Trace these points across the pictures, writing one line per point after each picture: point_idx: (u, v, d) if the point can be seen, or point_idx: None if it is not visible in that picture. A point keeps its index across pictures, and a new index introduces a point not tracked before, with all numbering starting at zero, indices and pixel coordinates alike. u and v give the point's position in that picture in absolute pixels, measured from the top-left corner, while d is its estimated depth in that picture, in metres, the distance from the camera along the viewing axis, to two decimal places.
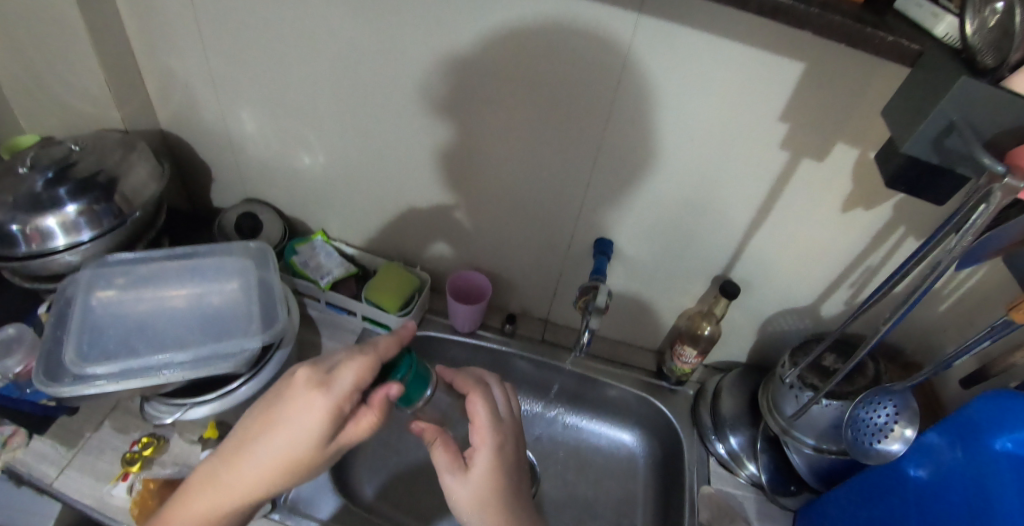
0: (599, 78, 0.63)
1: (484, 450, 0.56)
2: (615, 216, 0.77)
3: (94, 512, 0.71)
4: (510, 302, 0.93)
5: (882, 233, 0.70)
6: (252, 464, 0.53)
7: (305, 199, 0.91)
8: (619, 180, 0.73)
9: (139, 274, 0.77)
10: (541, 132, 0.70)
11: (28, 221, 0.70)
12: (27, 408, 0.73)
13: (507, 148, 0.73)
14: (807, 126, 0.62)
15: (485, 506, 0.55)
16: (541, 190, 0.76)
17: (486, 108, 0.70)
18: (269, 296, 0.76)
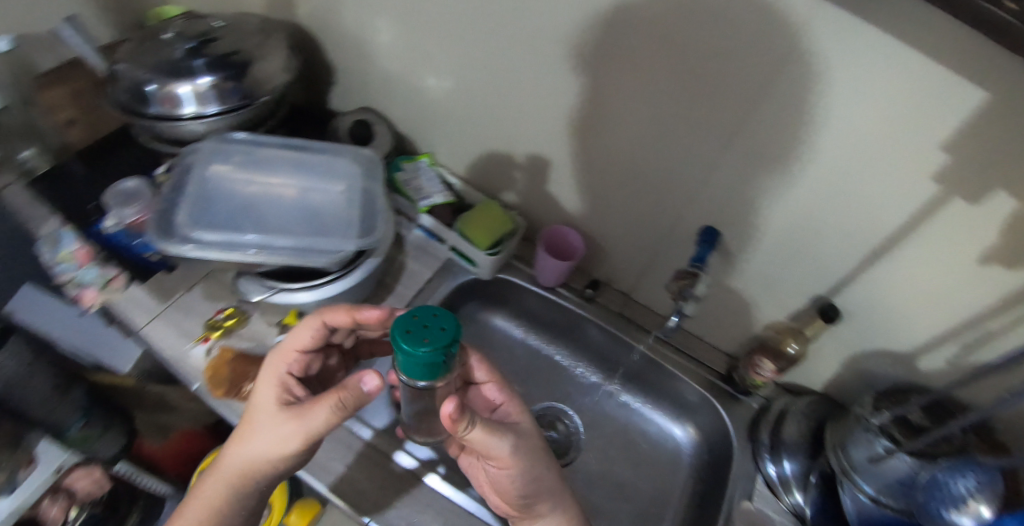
0: (754, 60, 0.59)
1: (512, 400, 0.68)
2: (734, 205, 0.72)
3: (175, 363, 0.76)
4: (595, 268, 0.91)
5: (1015, 300, 0.62)
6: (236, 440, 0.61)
7: (420, 119, 0.91)
8: (740, 170, 0.68)
9: (254, 156, 0.80)
10: (672, 102, 0.67)
11: (165, 84, 0.76)
12: (128, 257, 0.82)
13: (631, 111, 0.70)
14: (972, 164, 0.55)
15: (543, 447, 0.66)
16: (657, 163, 0.74)
17: (626, 67, 0.67)
18: (372, 204, 0.76)
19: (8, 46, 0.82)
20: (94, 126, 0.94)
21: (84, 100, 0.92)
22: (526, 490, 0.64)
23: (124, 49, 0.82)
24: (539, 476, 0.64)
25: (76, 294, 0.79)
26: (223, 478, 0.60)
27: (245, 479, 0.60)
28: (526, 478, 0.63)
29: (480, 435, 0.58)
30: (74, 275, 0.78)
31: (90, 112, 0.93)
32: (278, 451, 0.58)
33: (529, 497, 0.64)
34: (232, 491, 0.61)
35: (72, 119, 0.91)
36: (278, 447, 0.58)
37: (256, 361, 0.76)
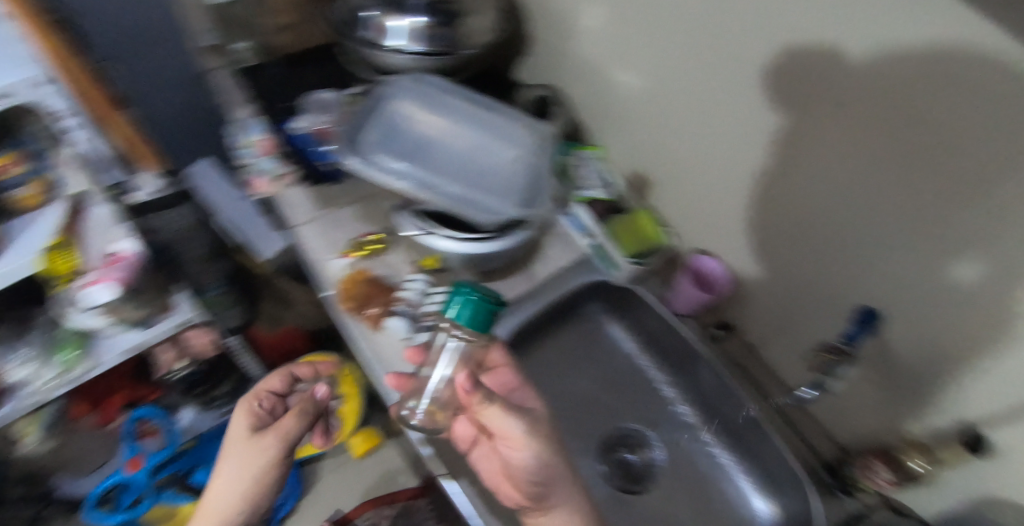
0: (968, 133, 0.50)
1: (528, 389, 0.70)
2: (975, 303, 0.57)
3: (317, 270, 0.80)
4: (727, 310, 0.88)
5: None
6: None
7: (602, 111, 0.91)
8: (982, 276, 0.55)
9: (439, 99, 0.80)
10: (884, 171, 0.59)
11: (385, 15, 0.81)
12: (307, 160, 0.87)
13: (832, 165, 0.64)
14: None
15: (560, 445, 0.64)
16: (831, 222, 0.68)
17: (823, 108, 0.61)
18: (539, 178, 0.76)
19: None
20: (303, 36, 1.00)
21: (303, 10, 0.97)
22: (540, 478, 0.61)
23: None
24: (554, 469, 0.62)
25: (250, 179, 0.87)
26: None
27: None
28: (542, 462, 0.60)
29: (491, 411, 0.61)
30: (253, 161, 0.86)
31: (302, 21, 0.98)
32: None
33: (542, 484, 0.61)
34: None
35: (286, 25, 0.97)
36: None
37: (385, 290, 0.77)
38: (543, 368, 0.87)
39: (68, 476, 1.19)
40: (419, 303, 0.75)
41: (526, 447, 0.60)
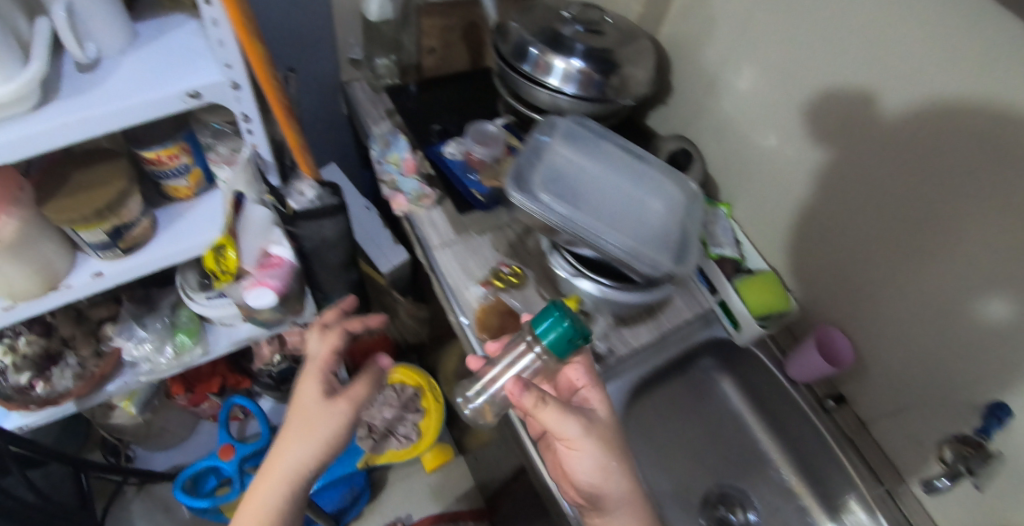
0: None
1: (597, 391, 0.68)
2: (1008, 347, 0.64)
3: (453, 295, 0.81)
4: (844, 383, 0.86)
5: None
6: (289, 442, 0.65)
7: (735, 169, 0.92)
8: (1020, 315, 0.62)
9: (595, 145, 0.82)
10: (950, 221, 0.65)
11: (545, 53, 0.82)
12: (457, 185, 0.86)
13: (971, 254, 0.64)
14: None
15: (622, 459, 0.63)
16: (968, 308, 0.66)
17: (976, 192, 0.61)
18: (686, 235, 0.78)
19: None
20: (445, 60, 1.01)
21: (449, 36, 0.99)
22: (598, 483, 0.63)
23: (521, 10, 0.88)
24: (613, 478, 0.63)
25: (390, 196, 0.88)
26: (281, 480, 0.64)
27: (295, 474, 0.64)
28: (595, 467, 0.62)
29: (525, 403, 0.60)
30: (396, 178, 0.88)
31: (448, 45, 1.00)
32: (333, 432, 0.65)
33: (597, 489, 0.63)
34: (287, 490, 0.64)
35: (433, 48, 0.99)
36: (335, 428, 0.65)
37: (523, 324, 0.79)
38: (651, 415, 0.88)
39: (145, 447, 1.22)
40: None
41: (585, 452, 0.62)
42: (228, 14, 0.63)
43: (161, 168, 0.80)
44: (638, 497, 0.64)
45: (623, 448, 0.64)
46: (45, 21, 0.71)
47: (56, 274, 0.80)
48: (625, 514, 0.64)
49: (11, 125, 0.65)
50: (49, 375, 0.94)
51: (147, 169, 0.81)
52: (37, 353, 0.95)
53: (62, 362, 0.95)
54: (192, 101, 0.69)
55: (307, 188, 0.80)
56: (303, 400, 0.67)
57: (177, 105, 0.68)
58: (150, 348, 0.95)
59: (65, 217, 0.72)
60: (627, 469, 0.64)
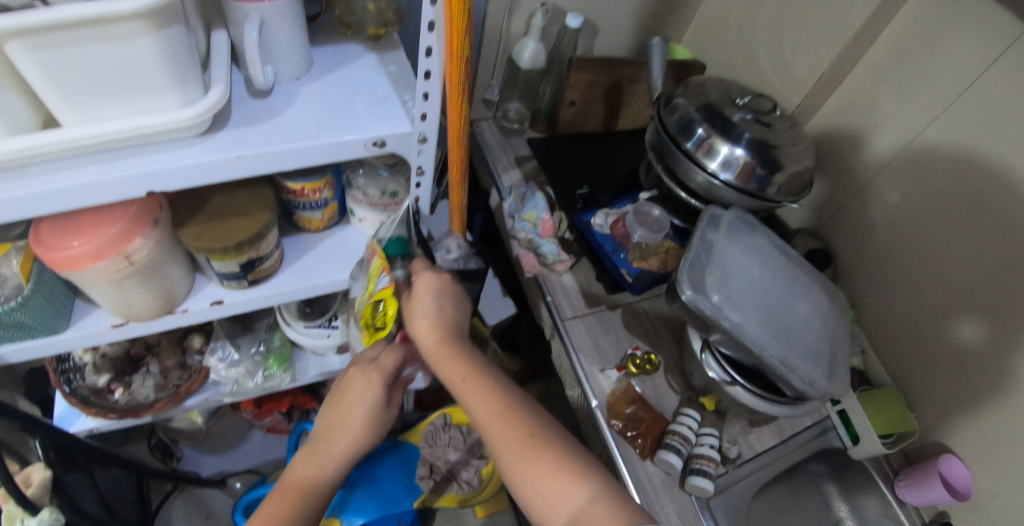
0: None
1: (420, 274, 0.68)
2: None
3: (582, 372, 0.78)
4: (957, 512, 0.83)
5: None
6: (339, 435, 0.67)
7: (869, 275, 0.92)
8: (988, 339, 0.77)
9: (758, 245, 0.80)
10: (983, 290, 0.77)
11: (711, 135, 0.81)
12: (608, 265, 0.82)
13: None
14: None
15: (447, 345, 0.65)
16: None
17: None
18: (837, 351, 0.76)
19: (578, 24, 0.87)
20: (583, 114, 0.98)
21: (593, 92, 0.95)
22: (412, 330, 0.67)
23: (685, 85, 0.88)
24: (419, 325, 0.66)
25: (521, 253, 0.85)
26: (302, 481, 0.64)
27: (317, 479, 0.65)
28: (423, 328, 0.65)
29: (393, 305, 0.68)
30: (532, 238, 0.84)
31: (590, 100, 0.96)
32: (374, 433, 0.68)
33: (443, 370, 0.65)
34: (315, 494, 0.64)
35: (574, 101, 0.95)
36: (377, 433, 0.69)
37: (655, 415, 0.77)
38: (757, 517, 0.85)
39: (196, 448, 1.17)
40: (692, 442, 0.75)
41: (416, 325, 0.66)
42: (443, 69, 0.59)
43: (301, 200, 0.76)
44: (451, 346, 0.65)
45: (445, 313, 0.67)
46: (223, 33, 0.64)
47: (175, 297, 0.75)
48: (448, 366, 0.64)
49: (177, 151, 0.59)
50: (130, 381, 0.89)
51: (285, 198, 0.76)
52: (120, 354, 0.91)
53: (144, 370, 0.91)
54: (374, 149, 0.65)
55: (455, 247, 0.76)
56: (364, 402, 0.67)
57: (358, 151, 0.64)
58: (241, 372, 0.91)
59: (205, 246, 0.68)
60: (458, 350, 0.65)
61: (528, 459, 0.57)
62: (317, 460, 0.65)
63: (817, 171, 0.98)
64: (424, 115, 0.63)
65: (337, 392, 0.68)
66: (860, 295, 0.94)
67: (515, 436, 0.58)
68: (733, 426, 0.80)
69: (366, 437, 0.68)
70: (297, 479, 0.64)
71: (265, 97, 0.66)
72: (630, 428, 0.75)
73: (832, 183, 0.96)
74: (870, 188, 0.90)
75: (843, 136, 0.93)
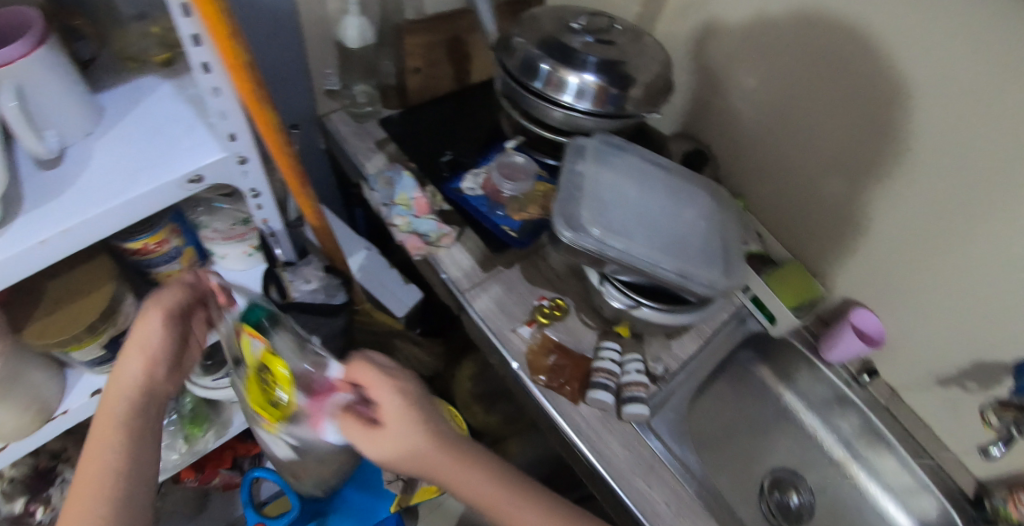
0: None
1: (385, 393, 0.59)
2: (972, 273, 0.73)
3: (494, 339, 0.77)
4: (874, 356, 0.90)
5: None
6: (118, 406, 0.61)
7: (746, 164, 0.94)
8: (848, 184, 0.80)
9: (630, 164, 0.80)
10: (836, 154, 0.80)
11: (556, 69, 0.78)
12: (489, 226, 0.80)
13: (985, 222, 0.69)
14: None
15: (415, 453, 0.58)
16: (980, 270, 0.72)
17: (976, 163, 0.66)
18: (726, 243, 0.77)
19: None
20: (432, 80, 0.93)
21: (434, 53, 0.90)
22: (406, 466, 0.59)
23: (519, 23, 0.84)
24: (411, 459, 0.59)
25: (402, 239, 0.82)
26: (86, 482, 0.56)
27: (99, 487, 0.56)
28: (419, 460, 0.59)
29: (333, 431, 0.59)
30: (409, 221, 0.82)
31: (433, 63, 0.91)
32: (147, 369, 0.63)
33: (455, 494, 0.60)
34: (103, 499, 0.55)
35: (419, 68, 0.90)
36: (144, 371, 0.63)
37: (576, 356, 0.77)
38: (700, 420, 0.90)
39: None
40: (617, 372, 0.76)
41: (406, 465, 0.59)
42: (232, 82, 0.57)
43: (151, 257, 0.70)
44: (456, 456, 0.60)
45: (429, 420, 0.60)
46: None
47: (47, 402, 0.69)
48: (457, 485, 0.59)
49: None
50: (49, 497, 0.83)
51: (132, 259, 0.71)
52: (28, 472, 0.83)
53: (60, 480, 0.85)
54: (194, 185, 0.61)
55: (313, 276, 0.77)
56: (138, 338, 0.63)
57: (177, 192, 0.60)
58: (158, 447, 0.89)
59: (54, 340, 0.62)
60: (432, 459, 0.59)
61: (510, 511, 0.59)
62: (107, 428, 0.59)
63: (676, 73, 0.98)
64: (235, 135, 0.61)
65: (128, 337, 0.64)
66: (744, 182, 0.96)
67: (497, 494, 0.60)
68: (652, 345, 0.81)
69: (153, 397, 0.64)
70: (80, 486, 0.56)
71: (58, 165, 0.59)
72: (553, 378, 0.75)
73: (693, 81, 0.96)
74: (726, 77, 0.90)
75: (690, 32, 0.92)
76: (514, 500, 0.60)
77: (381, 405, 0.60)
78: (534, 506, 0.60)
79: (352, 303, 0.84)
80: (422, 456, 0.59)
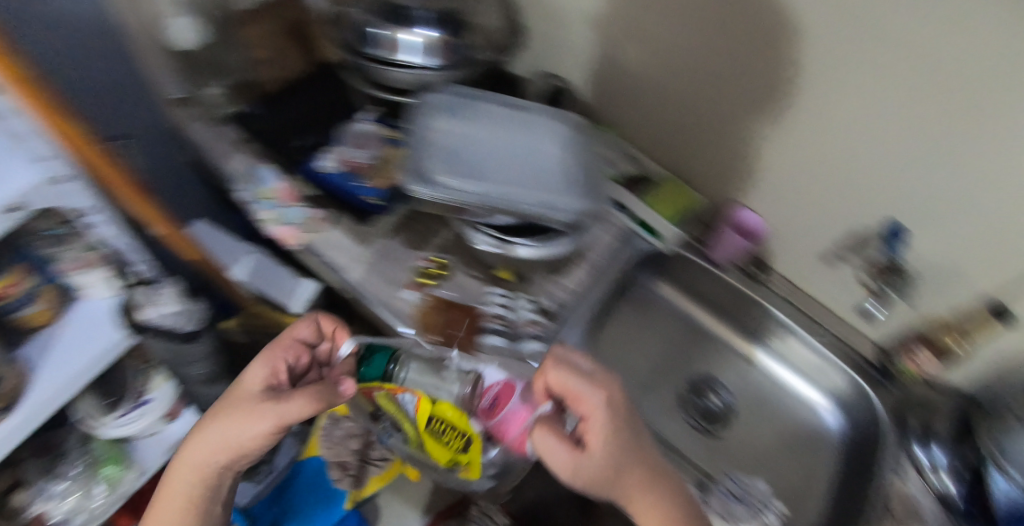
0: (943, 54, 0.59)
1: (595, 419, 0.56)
2: (827, 156, 0.76)
3: (383, 310, 0.78)
4: (761, 250, 0.95)
5: None
6: (221, 426, 0.60)
7: (610, 91, 0.95)
8: (705, 90, 0.82)
9: (484, 109, 0.80)
10: (690, 63, 0.82)
11: (392, 31, 0.79)
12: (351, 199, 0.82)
13: (826, 106, 0.72)
14: None
15: (616, 470, 0.57)
16: (833, 152, 0.75)
17: (808, 53, 0.69)
18: (589, 168, 0.79)
19: None
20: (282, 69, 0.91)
21: (277, 40, 0.90)
22: (565, 471, 0.58)
23: None
24: (581, 465, 0.57)
25: (275, 231, 0.83)
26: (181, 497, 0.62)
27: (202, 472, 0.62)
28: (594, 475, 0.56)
29: (535, 445, 0.60)
30: (276, 212, 0.83)
31: (280, 51, 0.90)
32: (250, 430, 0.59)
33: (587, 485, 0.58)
34: None
35: None
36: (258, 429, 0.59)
37: (467, 310, 0.78)
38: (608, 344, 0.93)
39: None
40: (510, 316, 0.77)
41: (573, 480, 0.58)
42: (19, 103, 0.57)
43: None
44: (631, 453, 0.58)
45: (630, 433, 0.58)
46: None
47: None
48: (617, 487, 0.58)
49: None
50: None
51: None
52: None
53: None
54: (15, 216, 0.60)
55: (164, 300, 0.78)
56: (246, 389, 0.63)
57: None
58: (78, 496, 0.85)
59: None
60: (612, 467, 0.56)
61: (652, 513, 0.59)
62: (187, 463, 0.62)
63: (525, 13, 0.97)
64: (43, 157, 0.61)
65: (231, 390, 0.64)
66: (611, 109, 0.97)
67: (640, 473, 0.58)
68: (537, 282, 0.80)
69: (255, 442, 0.60)
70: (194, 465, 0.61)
71: None
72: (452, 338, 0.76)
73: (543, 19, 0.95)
74: (567, 10, 0.91)
75: None
76: (666, 508, 0.59)
77: (588, 420, 0.57)
78: (671, 498, 0.60)
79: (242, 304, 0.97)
80: (621, 468, 0.57)
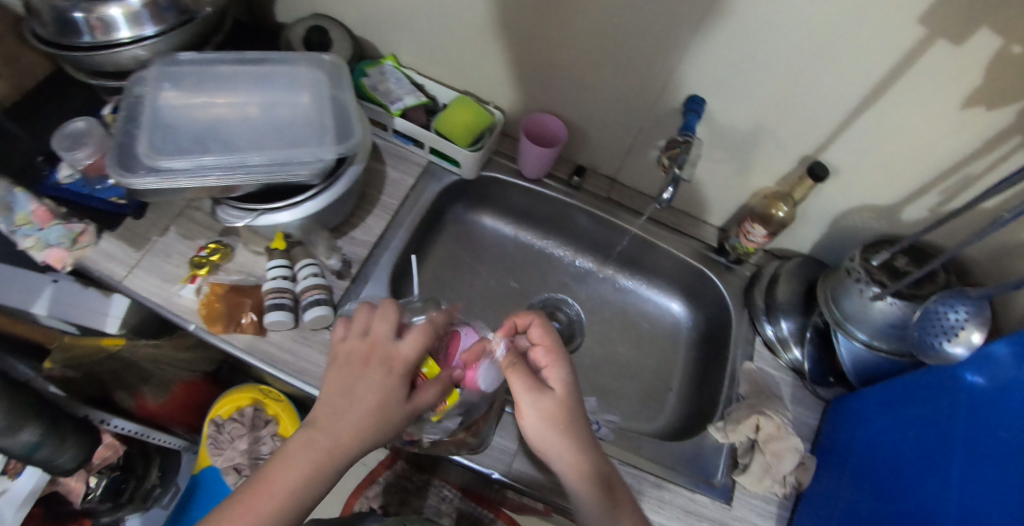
0: None
1: (557, 366, 0.60)
2: (623, 40, 0.72)
3: (164, 309, 0.74)
4: (578, 155, 0.92)
5: (989, 143, 0.65)
6: (341, 417, 0.54)
7: (381, 22, 0.84)
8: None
9: (213, 73, 0.72)
10: None
11: (91, 9, 0.63)
12: (98, 205, 0.76)
13: None
14: (958, 3, 0.56)
15: (561, 418, 0.59)
16: (628, 31, 0.71)
17: None
18: (343, 112, 0.72)
19: None
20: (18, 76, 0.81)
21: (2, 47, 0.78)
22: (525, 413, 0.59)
23: None
24: (537, 408, 0.59)
25: (44, 257, 0.75)
26: (272, 491, 0.52)
27: (322, 462, 0.53)
28: (554, 420, 0.59)
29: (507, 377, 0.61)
30: (37, 236, 0.74)
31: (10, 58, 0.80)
32: (393, 415, 0.55)
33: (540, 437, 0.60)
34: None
35: None
36: (395, 427, 0.56)
37: (249, 291, 0.75)
38: (438, 285, 0.91)
39: None
40: (291, 286, 0.72)
41: (532, 425, 0.59)
42: None
43: None
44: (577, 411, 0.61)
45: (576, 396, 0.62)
46: None
47: None
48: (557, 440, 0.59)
49: None
50: None
51: None
52: None
53: None
54: None
55: None
56: (390, 373, 0.56)
57: None
58: None
59: None
60: (567, 410, 0.60)
61: (597, 468, 0.60)
62: (305, 460, 0.53)
63: None
64: None
65: (357, 375, 0.55)
66: (387, 40, 0.87)
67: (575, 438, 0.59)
68: (319, 245, 0.76)
69: (389, 432, 0.56)
70: (298, 460, 0.53)
71: None
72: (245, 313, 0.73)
73: None
74: None
75: None
76: (603, 474, 0.60)
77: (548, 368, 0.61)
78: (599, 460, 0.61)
79: (47, 344, 0.88)
80: (566, 420, 0.59)
